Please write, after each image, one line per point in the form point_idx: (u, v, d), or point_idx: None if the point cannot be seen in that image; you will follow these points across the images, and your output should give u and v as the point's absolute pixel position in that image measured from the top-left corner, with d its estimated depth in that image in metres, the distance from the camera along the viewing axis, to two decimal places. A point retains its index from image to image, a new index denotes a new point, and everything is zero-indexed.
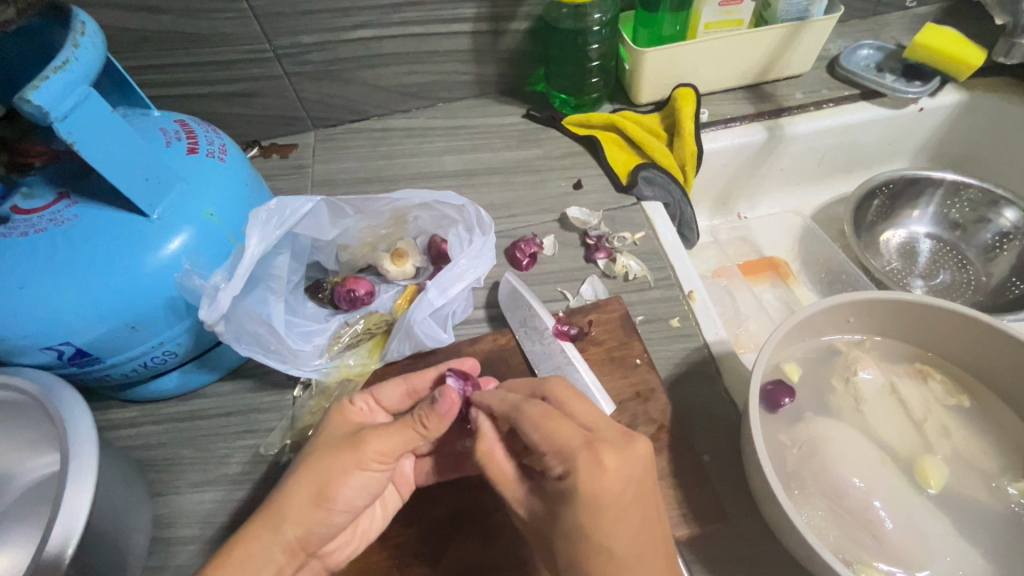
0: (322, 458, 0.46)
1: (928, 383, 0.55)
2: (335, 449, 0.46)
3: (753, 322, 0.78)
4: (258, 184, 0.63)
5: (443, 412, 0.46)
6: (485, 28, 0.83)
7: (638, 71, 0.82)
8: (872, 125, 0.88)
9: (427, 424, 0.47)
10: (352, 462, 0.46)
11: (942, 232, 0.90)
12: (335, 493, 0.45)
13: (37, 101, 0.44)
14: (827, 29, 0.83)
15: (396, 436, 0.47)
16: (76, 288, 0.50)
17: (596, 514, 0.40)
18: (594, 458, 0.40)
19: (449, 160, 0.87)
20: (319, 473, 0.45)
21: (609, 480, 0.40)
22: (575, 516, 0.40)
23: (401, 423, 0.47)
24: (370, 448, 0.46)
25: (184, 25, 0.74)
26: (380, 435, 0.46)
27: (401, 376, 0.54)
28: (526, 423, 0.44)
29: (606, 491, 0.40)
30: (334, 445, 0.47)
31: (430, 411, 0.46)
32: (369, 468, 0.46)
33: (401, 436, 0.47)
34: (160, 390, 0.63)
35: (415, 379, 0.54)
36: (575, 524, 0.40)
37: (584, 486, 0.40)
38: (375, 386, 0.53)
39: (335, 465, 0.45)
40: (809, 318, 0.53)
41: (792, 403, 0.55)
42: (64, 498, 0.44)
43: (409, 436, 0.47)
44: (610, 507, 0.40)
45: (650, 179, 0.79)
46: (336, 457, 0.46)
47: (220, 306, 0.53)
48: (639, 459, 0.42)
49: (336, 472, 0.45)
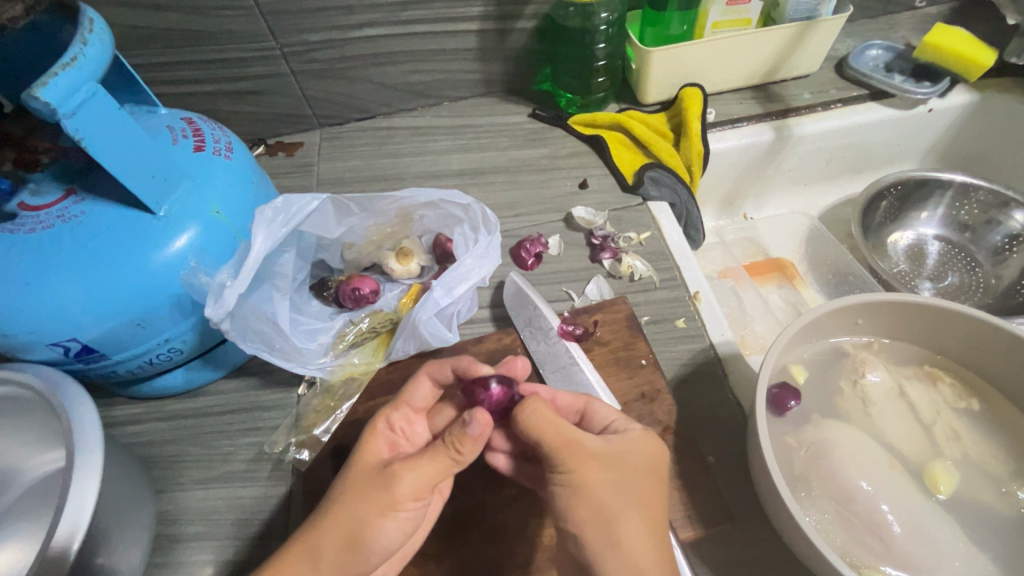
0: (355, 496, 0.45)
1: (937, 386, 0.54)
2: (364, 485, 0.45)
3: (759, 323, 0.78)
4: (263, 182, 0.63)
5: (476, 434, 0.45)
6: (492, 27, 0.82)
7: (646, 70, 0.82)
8: (881, 125, 0.87)
9: (461, 448, 0.45)
10: (385, 502, 0.44)
11: (951, 234, 0.89)
12: (368, 536, 0.44)
13: (45, 98, 0.44)
14: (836, 29, 0.82)
15: (425, 469, 0.45)
16: (82, 285, 0.50)
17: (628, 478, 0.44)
18: (637, 438, 0.47)
19: (454, 159, 0.87)
20: (351, 517, 0.44)
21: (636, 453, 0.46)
22: (630, 466, 0.45)
23: (434, 453, 0.46)
24: (402, 485, 0.44)
25: (192, 23, 0.75)
26: (412, 466, 0.45)
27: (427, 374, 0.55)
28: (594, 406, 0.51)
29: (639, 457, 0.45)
30: (365, 483, 0.46)
31: (462, 434, 0.45)
32: (401, 509, 0.44)
33: (431, 467, 0.45)
34: (165, 387, 0.63)
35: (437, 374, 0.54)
36: (635, 471, 0.44)
37: (631, 453, 0.45)
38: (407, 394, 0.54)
39: (366, 505, 0.44)
40: (816, 320, 0.53)
41: (799, 405, 0.54)
42: (69, 494, 0.44)
43: (443, 464, 0.46)
44: (643, 471, 0.45)
45: (656, 179, 0.79)
46: (369, 498, 0.44)
47: (226, 304, 0.53)
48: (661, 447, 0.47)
49: (370, 517, 0.44)
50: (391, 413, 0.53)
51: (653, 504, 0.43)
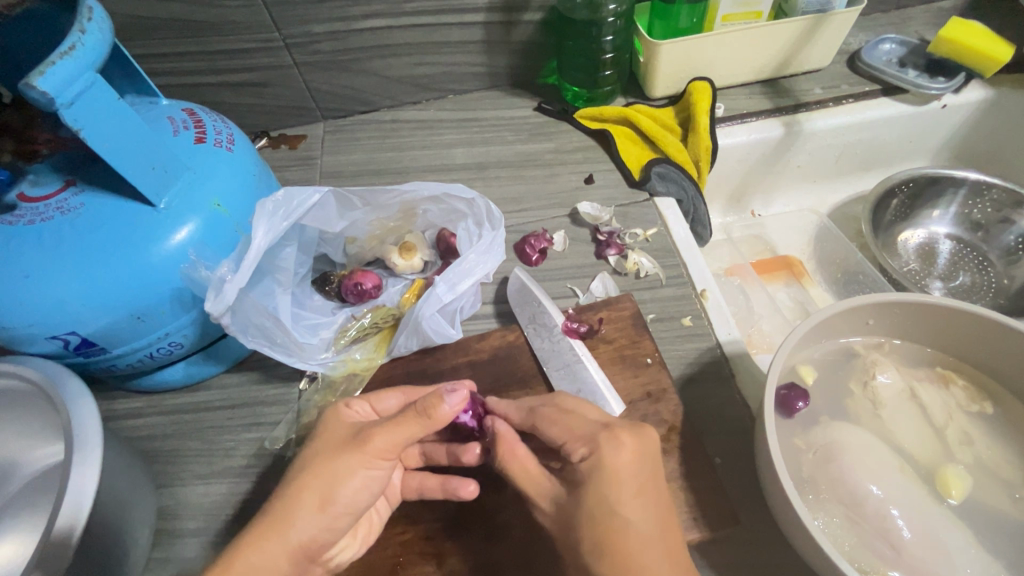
0: (329, 457, 0.46)
1: (950, 389, 0.53)
2: (339, 448, 0.46)
3: (766, 322, 0.77)
4: (265, 174, 0.62)
5: (451, 405, 0.46)
6: (498, 19, 0.81)
7: (653, 64, 0.80)
8: (894, 121, 0.86)
9: (431, 415, 0.46)
10: (361, 460, 0.46)
11: (963, 232, 0.88)
12: (343, 495, 0.45)
13: (43, 87, 0.43)
14: (849, 23, 0.81)
15: (397, 432, 0.46)
16: (82, 278, 0.49)
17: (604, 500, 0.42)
18: (606, 442, 0.44)
19: (459, 153, 0.86)
20: (325, 477, 0.45)
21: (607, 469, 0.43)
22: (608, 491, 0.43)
23: (407, 416, 0.47)
24: (375, 444, 0.46)
25: (194, 13, 0.74)
26: (387, 430, 0.46)
27: (402, 390, 0.54)
28: (543, 422, 0.50)
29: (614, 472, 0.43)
30: (339, 445, 0.47)
31: (437, 402, 0.46)
32: (374, 467, 0.46)
33: (404, 430, 0.46)
34: (165, 381, 0.63)
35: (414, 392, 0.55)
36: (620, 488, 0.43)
37: (600, 466, 0.43)
38: (376, 395, 0.53)
39: (342, 466, 0.45)
40: (826, 320, 0.51)
41: (807, 407, 0.53)
42: (68, 489, 0.44)
43: (414, 428, 0.46)
44: (626, 489, 0.43)
45: (663, 174, 0.77)
46: (344, 458, 0.46)
47: (226, 299, 0.52)
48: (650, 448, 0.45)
49: (346, 475, 0.45)
50: (353, 397, 0.52)
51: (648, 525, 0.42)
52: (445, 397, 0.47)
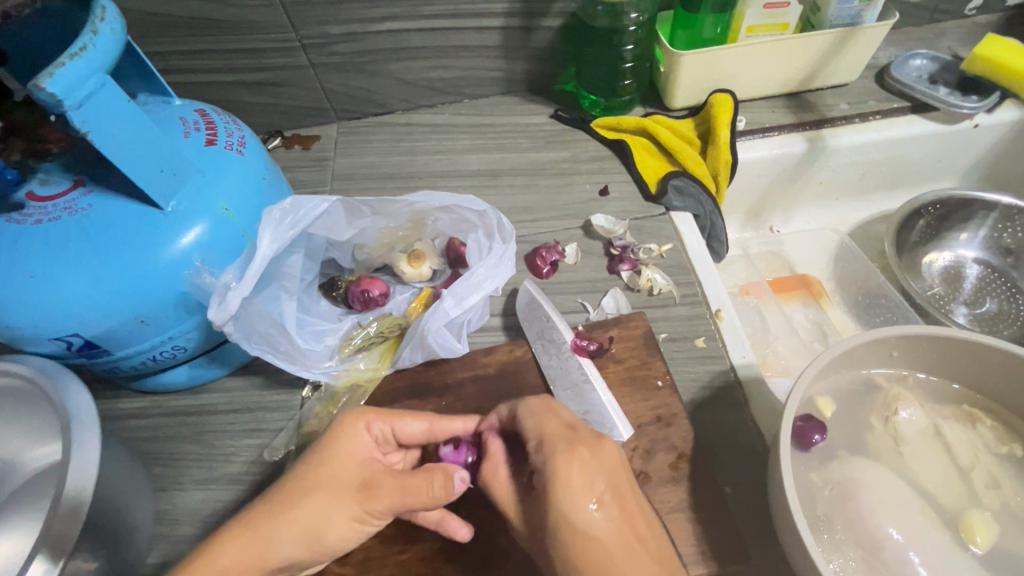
0: (322, 490, 0.47)
1: (977, 429, 0.50)
2: (335, 488, 0.47)
3: (782, 343, 0.74)
4: (276, 178, 0.61)
5: (457, 490, 0.45)
6: (517, 24, 0.80)
7: (674, 74, 0.79)
8: (923, 140, 0.83)
9: (438, 489, 0.45)
10: (355, 512, 0.47)
11: (991, 258, 0.84)
12: (328, 533, 0.46)
13: (52, 89, 0.42)
14: (878, 37, 0.78)
15: (394, 496, 0.46)
16: (86, 281, 0.49)
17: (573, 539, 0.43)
18: (568, 446, 0.45)
19: (472, 160, 0.84)
20: (310, 514, 0.46)
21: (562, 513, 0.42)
22: (562, 494, 0.43)
23: (417, 490, 0.45)
24: (377, 499, 0.46)
25: (211, 12, 0.74)
26: (385, 492, 0.46)
27: (428, 417, 0.52)
28: (524, 412, 0.49)
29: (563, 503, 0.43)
30: (337, 486, 0.47)
31: (445, 484, 0.45)
32: (368, 519, 0.48)
33: (408, 496, 0.46)
34: (169, 383, 0.62)
35: (441, 424, 0.52)
36: (578, 498, 0.43)
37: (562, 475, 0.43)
38: (398, 417, 0.51)
39: (333, 509, 0.47)
40: (848, 351, 0.49)
41: (824, 441, 0.50)
42: (68, 480, 0.45)
43: (412, 498, 0.46)
44: (593, 494, 0.43)
45: (680, 188, 0.75)
46: (338, 501, 0.47)
47: (229, 307, 0.52)
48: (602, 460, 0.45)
49: (335, 517, 0.47)
50: (373, 417, 0.50)
51: (614, 535, 0.42)
52: (454, 479, 0.46)
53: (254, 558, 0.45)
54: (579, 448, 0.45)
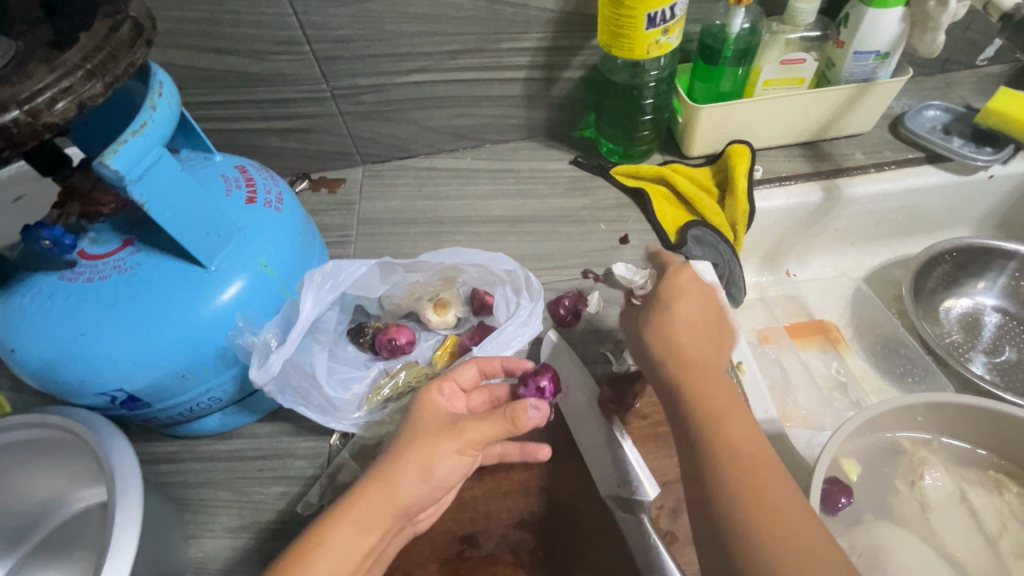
0: (428, 436, 0.47)
1: (1003, 496, 0.51)
2: (436, 432, 0.47)
3: (802, 393, 0.75)
4: (310, 232, 0.64)
5: (537, 419, 0.48)
6: (539, 76, 0.83)
7: (692, 126, 0.81)
8: (938, 190, 0.84)
9: (516, 417, 0.48)
10: (457, 446, 0.47)
11: (1009, 305, 0.85)
12: (445, 469, 0.46)
13: (115, 165, 0.45)
14: (892, 92, 0.80)
15: (488, 429, 0.47)
16: (134, 338, 0.51)
17: (687, 392, 0.46)
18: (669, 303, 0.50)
19: (494, 205, 0.87)
20: (422, 454, 0.46)
21: (677, 361, 0.47)
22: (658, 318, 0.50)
23: (493, 416, 0.48)
24: (470, 432, 0.47)
25: (249, 66, 0.77)
26: (477, 426, 0.47)
27: (474, 359, 0.58)
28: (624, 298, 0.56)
29: (673, 357, 0.48)
30: (435, 430, 0.48)
31: (524, 413, 0.48)
32: (466, 453, 0.47)
33: (495, 427, 0.47)
34: (202, 429, 0.64)
35: (486, 363, 0.58)
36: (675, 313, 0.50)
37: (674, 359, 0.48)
38: (452, 370, 0.56)
39: (438, 447, 0.46)
40: (875, 416, 0.50)
41: (851, 504, 0.51)
42: (114, 528, 0.47)
43: (502, 427, 0.48)
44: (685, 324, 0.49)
45: (699, 238, 0.77)
46: (446, 440, 0.47)
47: (270, 368, 0.55)
48: (700, 312, 0.50)
49: (444, 453, 0.46)
50: (438, 381, 0.55)
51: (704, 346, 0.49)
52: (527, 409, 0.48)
53: (384, 505, 0.44)
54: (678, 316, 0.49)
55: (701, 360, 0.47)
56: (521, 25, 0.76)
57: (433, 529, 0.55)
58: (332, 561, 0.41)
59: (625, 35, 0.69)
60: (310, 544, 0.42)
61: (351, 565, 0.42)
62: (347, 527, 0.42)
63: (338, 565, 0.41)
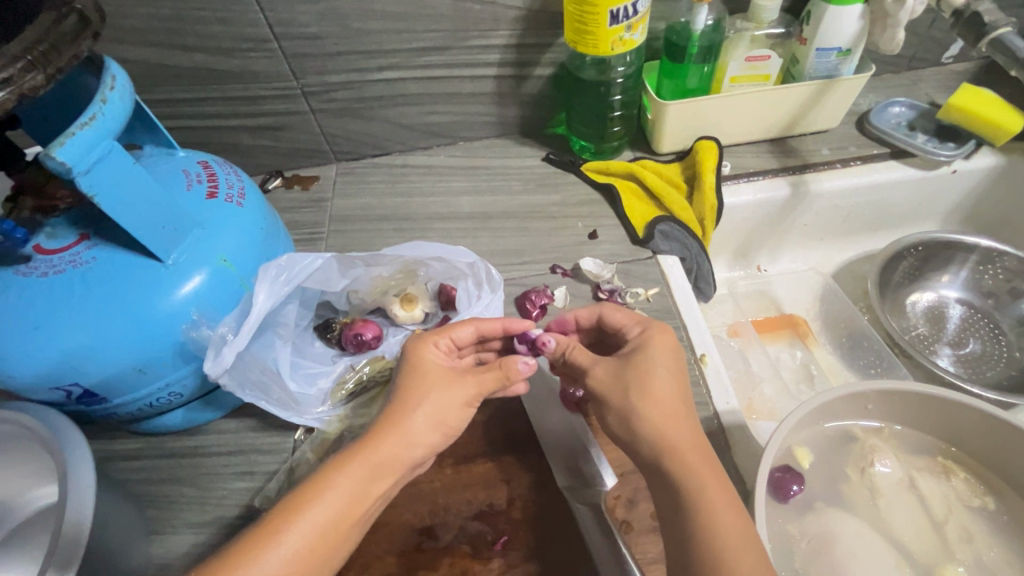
0: (436, 385, 0.50)
1: (951, 482, 0.52)
2: (446, 382, 0.51)
3: (768, 385, 0.76)
4: (273, 227, 0.64)
5: (525, 368, 0.52)
6: (510, 73, 0.83)
7: (660, 122, 0.81)
8: (904, 185, 0.86)
9: (510, 371, 0.52)
10: (466, 396, 0.50)
11: (973, 298, 0.86)
12: (452, 418, 0.50)
13: (62, 158, 0.45)
14: (856, 88, 0.81)
15: (487, 379, 0.52)
16: (85, 332, 0.50)
17: (664, 472, 0.45)
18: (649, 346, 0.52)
19: (466, 202, 0.87)
20: (435, 404, 0.49)
21: (649, 442, 0.46)
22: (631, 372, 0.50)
23: (488, 367, 0.52)
24: (470, 385, 0.51)
25: (217, 63, 0.77)
26: (478, 377, 0.51)
27: (471, 320, 0.57)
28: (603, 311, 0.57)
29: (646, 439, 0.46)
30: (442, 380, 0.51)
31: (515, 363, 0.52)
32: (471, 403, 0.51)
33: (490, 377, 0.52)
34: (166, 425, 0.64)
35: (484, 325, 0.58)
36: (648, 368, 0.49)
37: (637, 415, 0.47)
38: (448, 327, 0.56)
39: (452, 395, 0.50)
40: (828, 403, 0.51)
41: (803, 491, 0.52)
42: (65, 517, 0.46)
43: (496, 379, 0.52)
44: (658, 380, 0.49)
45: (667, 233, 0.78)
46: (453, 390, 0.50)
47: (225, 361, 0.55)
48: (662, 386, 0.48)
49: (452, 404, 0.50)
50: (433, 336, 0.55)
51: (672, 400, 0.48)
52: (516, 363, 0.52)
53: (400, 451, 0.47)
54: (642, 362, 0.50)
55: (676, 408, 0.47)
56: (489, 22, 0.77)
57: (394, 521, 0.55)
58: (346, 500, 0.44)
59: (589, 32, 0.70)
60: (322, 484, 0.44)
61: (360, 507, 0.45)
62: (361, 468, 0.45)
63: (350, 504, 0.44)
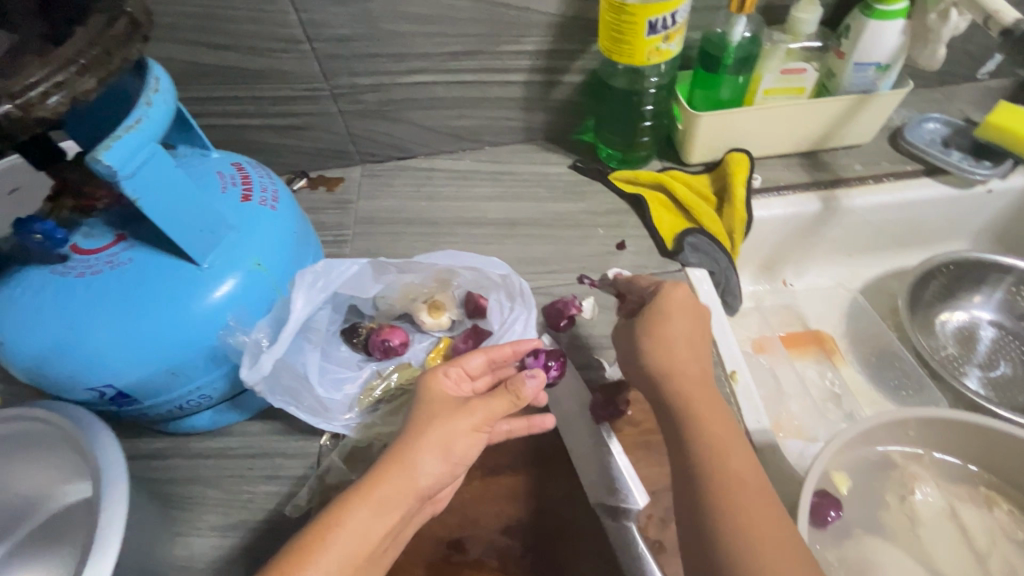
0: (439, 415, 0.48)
1: (993, 511, 0.52)
2: (451, 410, 0.49)
3: (795, 402, 0.75)
4: (305, 231, 0.63)
5: (535, 383, 0.51)
6: (539, 79, 0.83)
7: (692, 133, 0.80)
8: (937, 203, 0.84)
9: (520, 392, 0.51)
10: (472, 423, 0.49)
11: (1005, 320, 0.85)
12: (460, 447, 0.48)
13: (108, 160, 0.45)
14: (892, 104, 0.80)
15: (496, 406, 0.50)
16: (119, 334, 0.50)
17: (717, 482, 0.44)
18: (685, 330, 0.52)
19: (492, 208, 0.86)
20: (442, 434, 0.47)
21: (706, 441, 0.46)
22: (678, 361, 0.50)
23: (498, 392, 0.51)
24: (477, 410, 0.49)
25: (248, 62, 0.77)
26: (488, 402, 0.50)
27: (482, 348, 0.57)
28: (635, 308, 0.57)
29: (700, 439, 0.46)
30: (448, 410, 0.49)
31: (522, 383, 0.51)
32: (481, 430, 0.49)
33: (499, 402, 0.50)
34: (192, 426, 0.64)
35: (495, 351, 0.57)
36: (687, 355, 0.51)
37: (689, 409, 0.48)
38: (459, 359, 0.55)
39: (458, 424, 0.48)
40: (870, 429, 0.51)
41: (840, 517, 0.51)
42: (99, 520, 0.46)
43: (506, 403, 0.50)
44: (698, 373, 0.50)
45: (695, 245, 0.77)
46: (459, 419, 0.48)
47: (261, 368, 0.56)
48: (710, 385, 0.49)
49: (460, 433, 0.48)
50: (444, 366, 0.53)
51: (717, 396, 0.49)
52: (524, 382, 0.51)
53: (406, 487, 0.45)
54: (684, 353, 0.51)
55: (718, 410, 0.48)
56: (521, 28, 0.76)
57: (422, 532, 0.55)
58: (355, 539, 0.43)
59: (626, 41, 0.69)
60: (330, 525, 0.43)
61: (368, 546, 0.43)
62: (366, 509, 0.44)
63: (359, 543, 0.43)
